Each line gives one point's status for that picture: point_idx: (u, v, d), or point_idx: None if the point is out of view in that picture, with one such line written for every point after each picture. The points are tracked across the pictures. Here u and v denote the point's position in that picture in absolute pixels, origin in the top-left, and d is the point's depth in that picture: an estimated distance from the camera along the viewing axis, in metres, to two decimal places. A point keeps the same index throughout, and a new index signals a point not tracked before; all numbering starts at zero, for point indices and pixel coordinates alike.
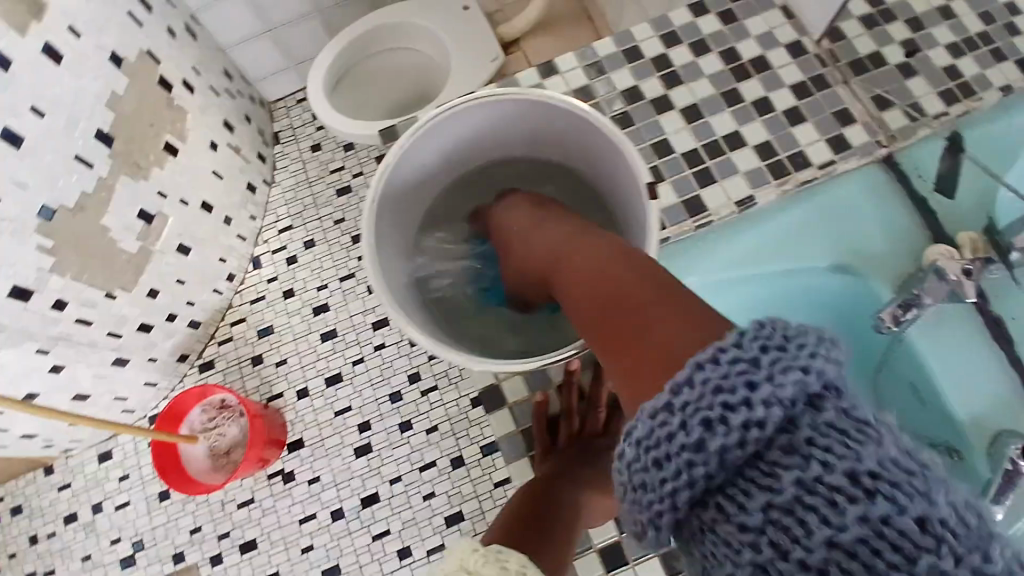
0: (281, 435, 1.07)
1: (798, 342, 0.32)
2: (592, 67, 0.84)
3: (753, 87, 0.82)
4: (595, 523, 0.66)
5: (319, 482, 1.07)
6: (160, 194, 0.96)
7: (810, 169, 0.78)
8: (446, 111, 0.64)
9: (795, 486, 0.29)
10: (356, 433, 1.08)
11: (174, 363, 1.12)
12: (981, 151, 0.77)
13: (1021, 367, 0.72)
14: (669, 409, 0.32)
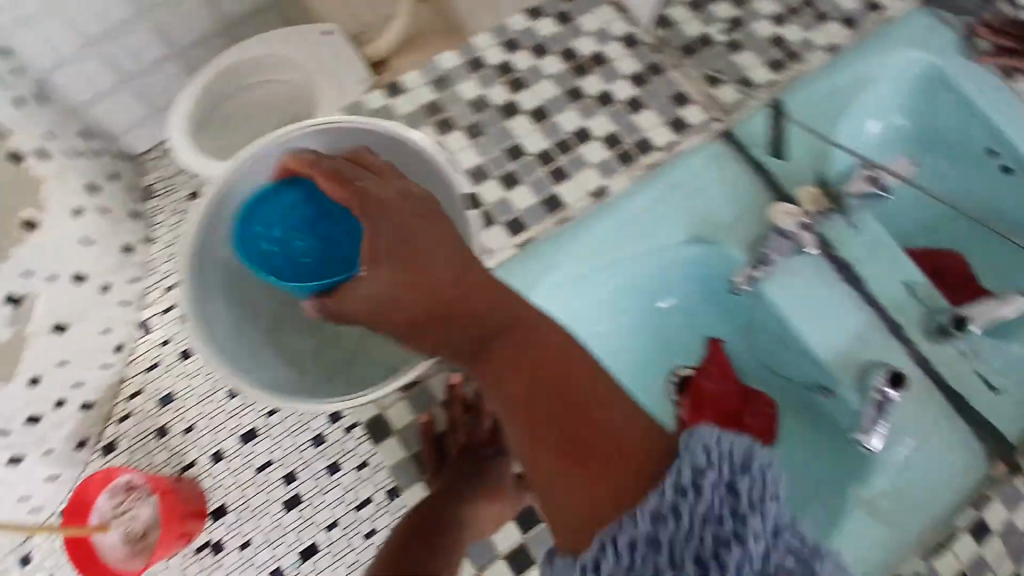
0: (200, 505, 0.74)
1: (758, 465, 0.38)
2: (438, 82, 0.80)
3: (594, 82, 0.82)
4: (492, 526, 0.67)
5: (252, 549, 0.73)
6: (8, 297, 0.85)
7: (655, 152, 0.80)
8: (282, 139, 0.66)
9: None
10: (282, 484, 0.74)
11: (67, 450, 0.84)
12: (807, 113, 0.82)
13: (872, 301, 0.77)
14: (656, 544, 0.36)
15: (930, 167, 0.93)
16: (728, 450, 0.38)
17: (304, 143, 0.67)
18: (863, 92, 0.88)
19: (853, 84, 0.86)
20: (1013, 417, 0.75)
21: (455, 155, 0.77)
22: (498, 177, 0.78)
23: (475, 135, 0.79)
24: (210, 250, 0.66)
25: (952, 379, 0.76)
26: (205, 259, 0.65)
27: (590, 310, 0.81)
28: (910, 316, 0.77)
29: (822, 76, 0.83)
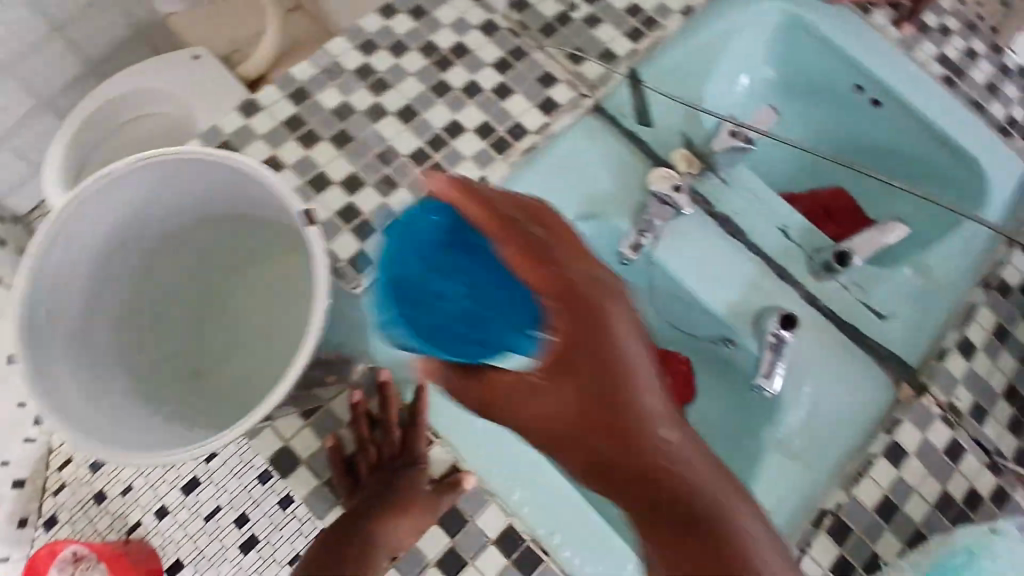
0: (154, 563, 0.69)
1: None
2: (297, 95, 0.77)
3: (459, 74, 0.80)
4: (411, 540, 0.66)
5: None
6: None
7: (530, 137, 0.79)
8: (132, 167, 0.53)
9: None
10: (236, 529, 0.69)
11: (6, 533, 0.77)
12: (665, 82, 0.84)
13: (760, 251, 0.79)
14: None
15: (791, 112, 0.99)
16: None
17: (152, 173, 0.55)
18: (724, 53, 0.90)
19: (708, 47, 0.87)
20: (905, 340, 0.78)
21: (324, 168, 0.74)
22: (374, 185, 0.75)
23: (343, 144, 0.76)
24: (49, 324, 0.52)
25: (845, 313, 0.79)
26: (44, 338, 0.51)
27: None
28: (798, 260, 0.80)
29: (679, 41, 0.84)
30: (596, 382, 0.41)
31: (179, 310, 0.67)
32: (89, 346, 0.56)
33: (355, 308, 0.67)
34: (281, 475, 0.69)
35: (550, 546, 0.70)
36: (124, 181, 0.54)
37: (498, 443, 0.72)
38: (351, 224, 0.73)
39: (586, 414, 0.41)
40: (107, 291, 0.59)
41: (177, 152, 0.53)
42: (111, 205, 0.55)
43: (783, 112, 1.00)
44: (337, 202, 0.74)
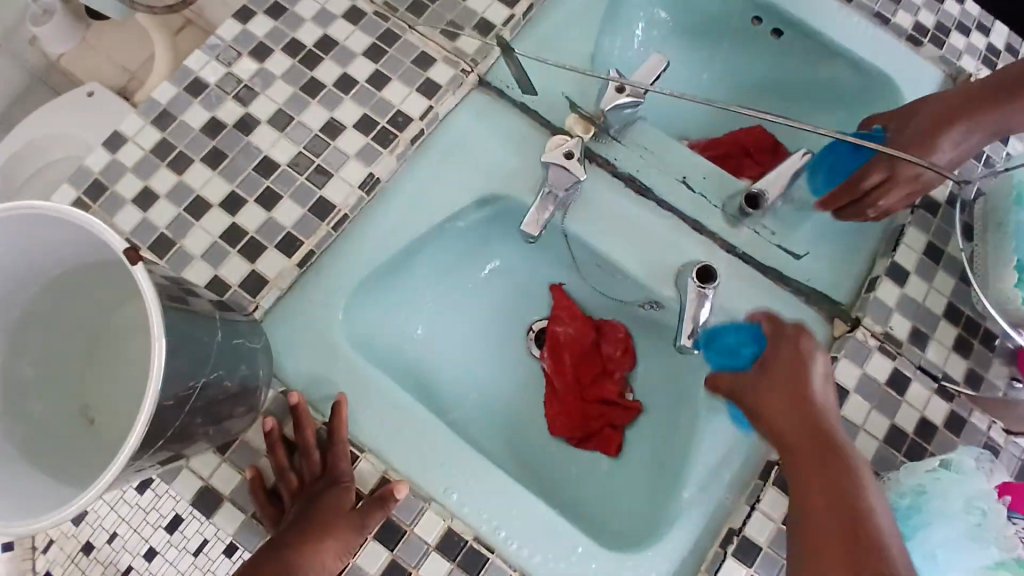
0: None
1: None
2: (162, 119, 0.75)
3: (329, 70, 0.78)
4: (342, 563, 0.63)
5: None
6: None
7: (414, 124, 0.77)
8: None
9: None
10: (226, 559, 0.66)
11: None
12: (546, 47, 0.82)
13: (671, 207, 0.77)
14: None
15: (683, 60, 0.94)
16: None
17: None
18: (617, 5, 0.86)
19: (583, 8, 0.83)
20: (831, 275, 0.76)
21: (200, 191, 0.73)
22: (256, 200, 0.73)
23: (218, 163, 0.74)
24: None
25: (766, 257, 0.76)
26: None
27: (397, 311, 0.79)
28: (707, 212, 0.77)
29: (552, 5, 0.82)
30: (802, 386, 0.62)
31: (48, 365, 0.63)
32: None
33: (252, 334, 0.65)
34: (208, 515, 0.67)
35: (496, 541, 0.68)
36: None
37: (427, 447, 0.70)
38: (239, 246, 0.72)
39: (797, 404, 0.60)
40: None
41: (13, 206, 0.51)
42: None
43: (673, 62, 0.95)
44: (221, 223, 0.72)
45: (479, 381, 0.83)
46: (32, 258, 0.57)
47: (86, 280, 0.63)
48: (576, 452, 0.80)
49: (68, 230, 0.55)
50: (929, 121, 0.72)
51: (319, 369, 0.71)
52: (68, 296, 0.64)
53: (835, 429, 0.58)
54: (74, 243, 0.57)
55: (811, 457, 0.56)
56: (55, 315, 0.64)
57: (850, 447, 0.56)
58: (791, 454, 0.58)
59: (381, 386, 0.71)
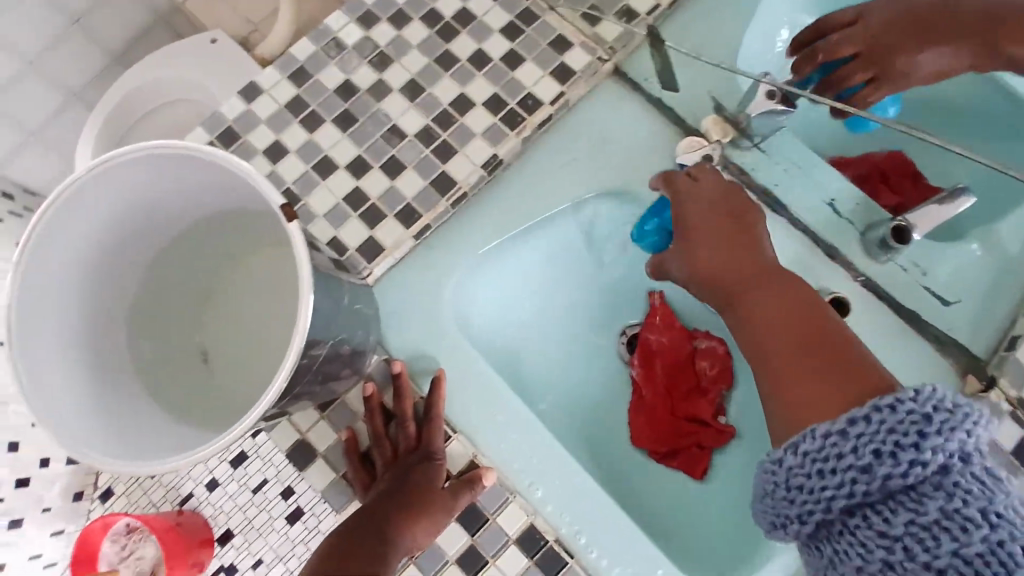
0: (207, 534, 0.70)
1: (931, 443, 0.42)
2: (297, 75, 0.77)
3: (465, 44, 0.77)
4: (429, 540, 0.62)
5: (265, 567, 0.69)
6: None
7: (542, 109, 0.75)
8: (89, 174, 0.50)
9: (938, 510, 0.40)
10: (280, 499, 0.69)
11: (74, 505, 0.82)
12: (689, 40, 0.78)
13: (802, 226, 0.73)
14: (808, 474, 0.46)
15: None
16: (875, 424, 0.44)
17: (113, 177, 0.52)
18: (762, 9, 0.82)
19: (731, 9, 0.79)
20: (963, 325, 0.71)
21: (329, 152, 0.74)
22: (381, 167, 0.74)
23: (347, 126, 0.75)
24: (35, 318, 0.50)
25: (899, 295, 0.71)
26: (32, 337, 0.50)
27: (505, 290, 0.78)
28: (845, 234, 0.72)
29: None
30: (733, 226, 0.65)
31: (177, 306, 0.65)
32: (84, 346, 0.55)
33: (366, 300, 0.66)
34: (300, 468, 0.68)
35: (576, 546, 0.66)
36: (100, 178, 0.51)
37: (518, 438, 0.69)
38: (360, 211, 0.73)
39: (730, 250, 0.63)
40: (93, 288, 0.57)
41: (146, 144, 0.50)
42: (94, 208, 0.53)
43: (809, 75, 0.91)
44: (345, 186, 0.74)
45: (571, 373, 0.81)
46: (169, 196, 0.58)
47: (210, 220, 0.63)
48: (659, 466, 0.78)
49: (195, 168, 0.54)
50: (897, 20, 0.70)
51: (420, 343, 0.71)
52: (194, 236, 0.64)
53: (763, 262, 0.62)
54: (198, 181, 0.56)
55: (759, 299, 0.59)
56: (180, 255, 0.65)
57: (777, 270, 0.62)
58: (733, 300, 0.61)
59: (479, 367, 0.70)
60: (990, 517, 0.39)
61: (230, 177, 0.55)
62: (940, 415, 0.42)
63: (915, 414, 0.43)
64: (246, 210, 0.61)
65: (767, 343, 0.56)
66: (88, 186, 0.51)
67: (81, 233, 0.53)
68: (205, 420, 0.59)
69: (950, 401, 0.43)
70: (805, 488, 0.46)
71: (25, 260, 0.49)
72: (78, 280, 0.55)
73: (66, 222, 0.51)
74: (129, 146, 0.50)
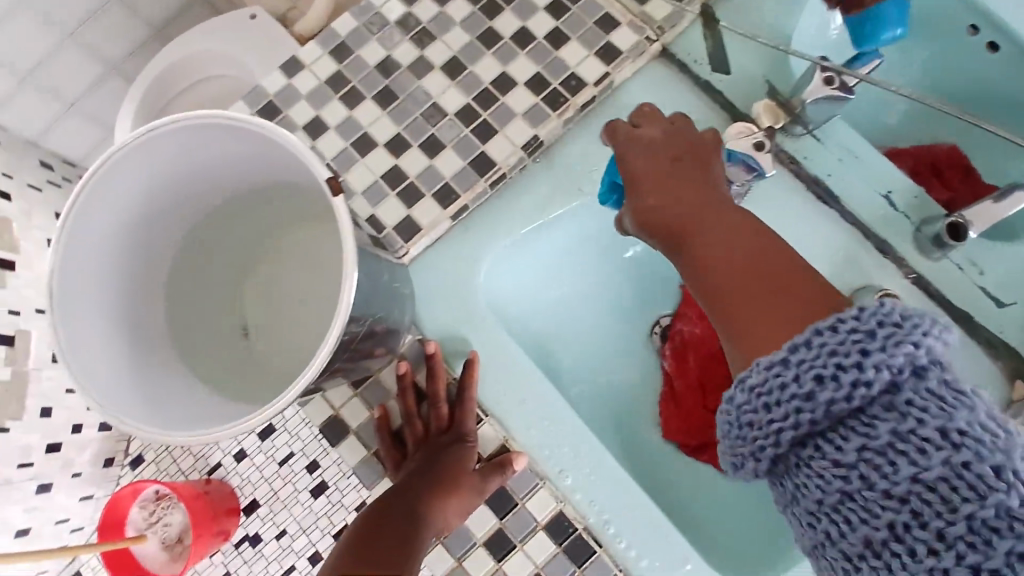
0: (233, 502, 0.72)
1: (876, 360, 0.36)
2: (339, 51, 0.76)
3: (509, 21, 0.76)
4: (458, 521, 0.62)
5: (289, 537, 0.71)
6: (11, 312, 0.79)
7: (586, 89, 0.73)
8: (134, 142, 0.50)
9: (889, 433, 0.36)
10: (306, 472, 0.71)
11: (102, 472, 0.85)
12: (742, 20, 0.75)
13: (852, 219, 0.70)
14: (755, 411, 0.40)
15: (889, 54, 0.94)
16: (816, 347, 0.38)
17: (158, 146, 0.52)
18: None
19: None
20: (1019, 327, 0.68)
21: (368, 129, 0.74)
22: (420, 146, 0.73)
23: (387, 104, 0.74)
24: (75, 284, 0.51)
25: (951, 293, 0.69)
26: (73, 304, 0.50)
27: (537, 274, 0.77)
28: (897, 230, 0.70)
29: None
30: (689, 156, 0.57)
31: (215, 278, 0.66)
32: (123, 314, 0.56)
33: (402, 279, 0.65)
34: (334, 444, 0.68)
35: (605, 536, 0.65)
36: (144, 147, 0.51)
37: (549, 425, 0.68)
38: (398, 189, 0.72)
39: (689, 188, 0.54)
40: (134, 257, 0.57)
41: (193, 114, 0.50)
42: (135, 176, 0.53)
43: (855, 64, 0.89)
44: (384, 164, 0.73)
45: (603, 360, 0.80)
46: (212, 167, 0.58)
47: (249, 193, 0.63)
48: (689, 458, 0.77)
49: (240, 141, 0.54)
50: None
51: (453, 324, 0.70)
52: (232, 208, 0.64)
53: (721, 204, 0.53)
54: (241, 153, 0.56)
55: (715, 240, 0.50)
56: (219, 227, 0.65)
57: (735, 212, 0.52)
58: (686, 240, 0.52)
59: (512, 350, 0.69)
60: (953, 437, 0.34)
61: (274, 151, 0.55)
62: (885, 330, 0.37)
63: (857, 333, 0.37)
64: (287, 184, 0.61)
65: (723, 288, 0.47)
66: (132, 154, 0.51)
67: (123, 200, 0.53)
68: (244, 393, 0.59)
69: (894, 312, 0.37)
70: (754, 425, 0.40)
71: (69, 227, 0.49)
72: (118, 248, 0.55)
73: (107, 188, 0.51)
74: (176, 115, 0.50)
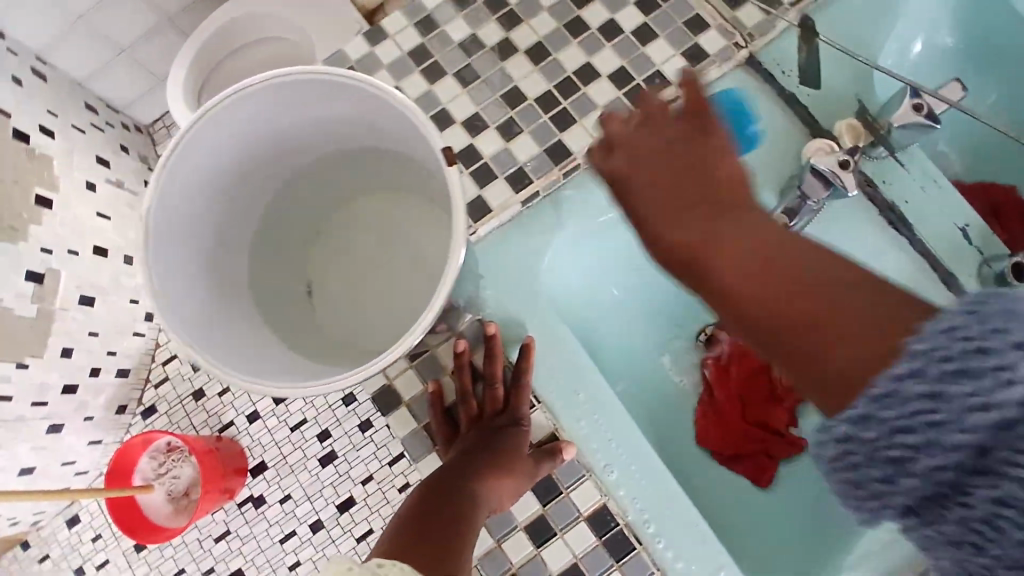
0: (241, 462, 0.80)
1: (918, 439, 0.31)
2: (424, 24, 0.76)
3: (598, 13, 0.75)
4: (508, 505, 0.62)
5: (293, 503, 0.80)
6: (43, 250, 0.75)
7: (671, 88, 0.73)
8: (243, 92, 0.50)
9: (962, 517, 0.30)
10: (317, 443, 0.81)
11: (110, 417, 0.86)
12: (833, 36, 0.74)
13: (922, 246, 0.70)
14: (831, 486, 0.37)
15: (971, 87, 0.92)
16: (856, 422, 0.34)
17: (261, 99, 0.51)
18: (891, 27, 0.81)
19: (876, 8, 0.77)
20: None
21: (447, 105, 0.74)
22: (497, 127, 0.73)
23: (467, 83, 0.74)
24: (167, 234, 0.51)
25: None
26: (163, 246, 0.50)
27: (596, 270, 0.76)
28: (964, 263, 0.70)
29: None
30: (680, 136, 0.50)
31: (301, 237, 0.66)
32: (204, 261, 0.55)
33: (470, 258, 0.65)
34: (384, 413, 0.69)
35: (644, 534, 0.65)
36: (250, 99, 0.51)
37: (600, 419, 0.67)
38: (472, 167, 0.72)
39: (686, 182, 0.47)
40: (218, 208, 0.57)
41: (307, 71, 0.50)
42: (230, 130, 0.52)
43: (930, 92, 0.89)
44: (459, 141, 0.73)
45: (645, 359, 0.81)
46: (305, 125, 0.57)
47: (327, 159, 0.63)
48: (722, 466, 0.77)
49: (343, 103, 0.54)
50: None
51: (511, 308, 0.69)
52: (307, 175, 0.64)
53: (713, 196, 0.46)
54: (338, 116, 0.57)
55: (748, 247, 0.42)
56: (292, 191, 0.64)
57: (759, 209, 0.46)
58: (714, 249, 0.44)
59: (567, 340, 0.69)
60: None
61: (375, 118, 0.55)
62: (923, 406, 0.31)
63: (919, 399, 0.31)
64: (373, 152, 0.61)
65: (772, 299, 0.40)
66: (237, 104, 0.50)
67: (219, 150, 0.53)
68: (316, 353, 0.59)
69: (953, 350, 0.30)
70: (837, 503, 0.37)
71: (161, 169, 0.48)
72: (206, 202, 0.55)
73: (202, 141, 0.51)
74: (289, 68, 0.49)
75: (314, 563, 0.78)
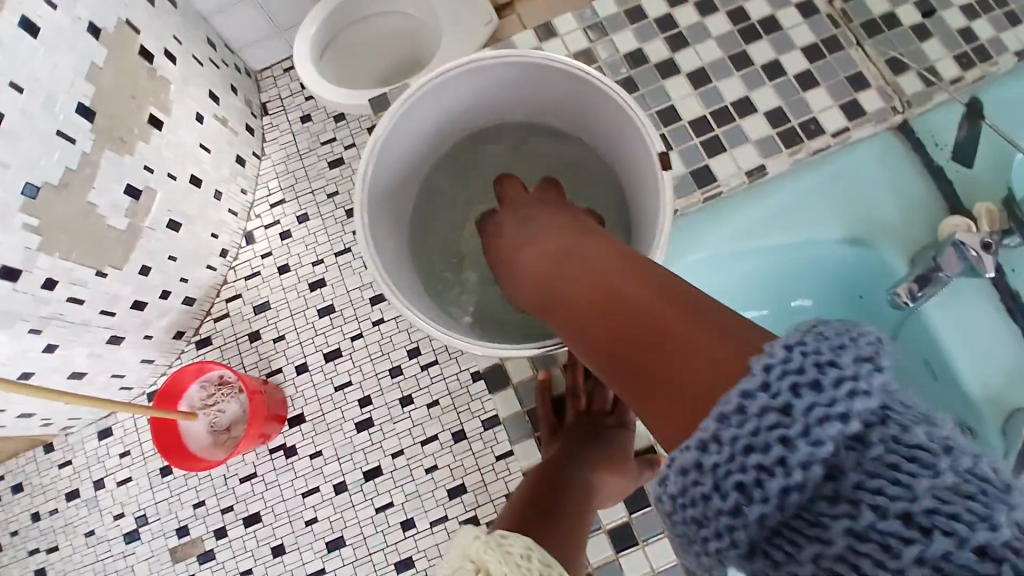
0: (280, 411, 0.82)
1: None
2: (594, 30, 0.79)
3: (763, 50, 0.78)
4: (610, 504, 0.64)
5: (322, 460, 0.82)
6: (144, 168, 0.70)
7: (823, 137, 0.74)
8: (460, 71, 0.57)
9: None
10: (357, 408, 0.83)
11: (169, 341, 0.85)
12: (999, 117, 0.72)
13: None
14: None
15: None
16: None
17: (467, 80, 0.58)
18: None
19: None
20: None
21: None
22: None
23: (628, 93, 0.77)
24: (374, 194, 0.58)
25: None
26: (372, 199, 0.57)
27: None
28: None
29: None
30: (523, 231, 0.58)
31: (443, 214, 0.74)
32: (391, 215, 0.63)
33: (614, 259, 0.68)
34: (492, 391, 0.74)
35: None
36: (456, 82, 0.58)
37: None
38: None
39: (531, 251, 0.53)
40: (404, 172, 0.65)
41: (512, 56, 0.56)
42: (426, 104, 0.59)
43: None
44: None
45: None
46: (478, 101, 0.64)
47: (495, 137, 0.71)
48: None
49: (545, 87, 0.61)
50: None
51: None
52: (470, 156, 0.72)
53: (598, 258, 0.44)
54: (526, 98, 0.64)
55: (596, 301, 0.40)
56: (459, 169, 0.72)
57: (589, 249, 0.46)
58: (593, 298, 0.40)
59: None
60: None
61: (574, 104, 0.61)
62: None
63: None
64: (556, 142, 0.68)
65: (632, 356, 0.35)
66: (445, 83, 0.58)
67: (421, 122, 0.61)
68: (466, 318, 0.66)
69: None
70: None
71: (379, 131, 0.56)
72: (392, 169, 0.61)
73: (415, 112, 0.59)
74: (505, 52, 0.56)
75: (331, 522, 0.81)
